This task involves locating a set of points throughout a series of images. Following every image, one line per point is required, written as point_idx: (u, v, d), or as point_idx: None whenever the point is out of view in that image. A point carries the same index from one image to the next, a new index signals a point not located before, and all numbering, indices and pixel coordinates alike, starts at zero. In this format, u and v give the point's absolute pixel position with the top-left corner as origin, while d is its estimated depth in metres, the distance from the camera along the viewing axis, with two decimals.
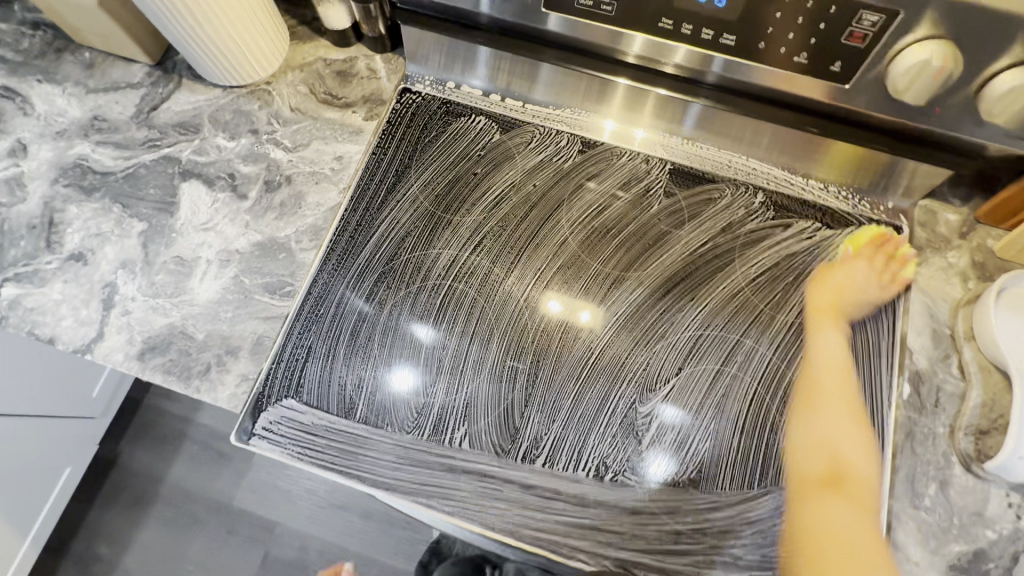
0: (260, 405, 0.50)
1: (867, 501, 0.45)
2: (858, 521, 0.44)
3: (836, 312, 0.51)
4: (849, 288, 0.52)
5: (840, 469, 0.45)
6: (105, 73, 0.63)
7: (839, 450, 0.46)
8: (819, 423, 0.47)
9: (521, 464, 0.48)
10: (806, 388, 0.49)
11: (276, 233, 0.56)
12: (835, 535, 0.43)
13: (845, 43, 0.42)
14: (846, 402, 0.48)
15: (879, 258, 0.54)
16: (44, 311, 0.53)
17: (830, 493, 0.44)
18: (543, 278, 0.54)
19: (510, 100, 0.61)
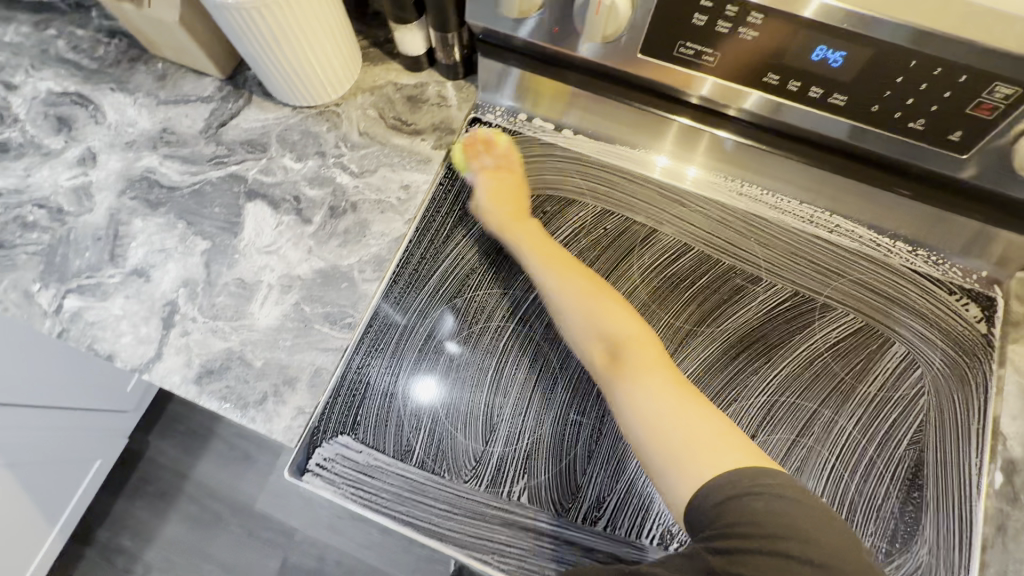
0: (315, 441, 0.49)
1: (653, 356, 0.48)
2: (656, 383, 0.46)
3: (515, 217, 0.54)
4: (512, 187, 0.56)
5: (615, 349, 0.49)
6: (176, 85, 0.62)
7: (608, 334, 0.49)
8: (580, 316, 0.50)
9: (583, 526, 0.46)
10: (560, 290, 0.51)
11: (339, 261, 0.55)
12: (663, 412, 0.44)
13: (971, 113, 0.39)
14: (581, 288, 0.51)
15: (489, 157, 0.58)
16: (105, 326, 0.53)
17: (623, 371, 0.47)
18: None
19: (583, 136, 0.59)
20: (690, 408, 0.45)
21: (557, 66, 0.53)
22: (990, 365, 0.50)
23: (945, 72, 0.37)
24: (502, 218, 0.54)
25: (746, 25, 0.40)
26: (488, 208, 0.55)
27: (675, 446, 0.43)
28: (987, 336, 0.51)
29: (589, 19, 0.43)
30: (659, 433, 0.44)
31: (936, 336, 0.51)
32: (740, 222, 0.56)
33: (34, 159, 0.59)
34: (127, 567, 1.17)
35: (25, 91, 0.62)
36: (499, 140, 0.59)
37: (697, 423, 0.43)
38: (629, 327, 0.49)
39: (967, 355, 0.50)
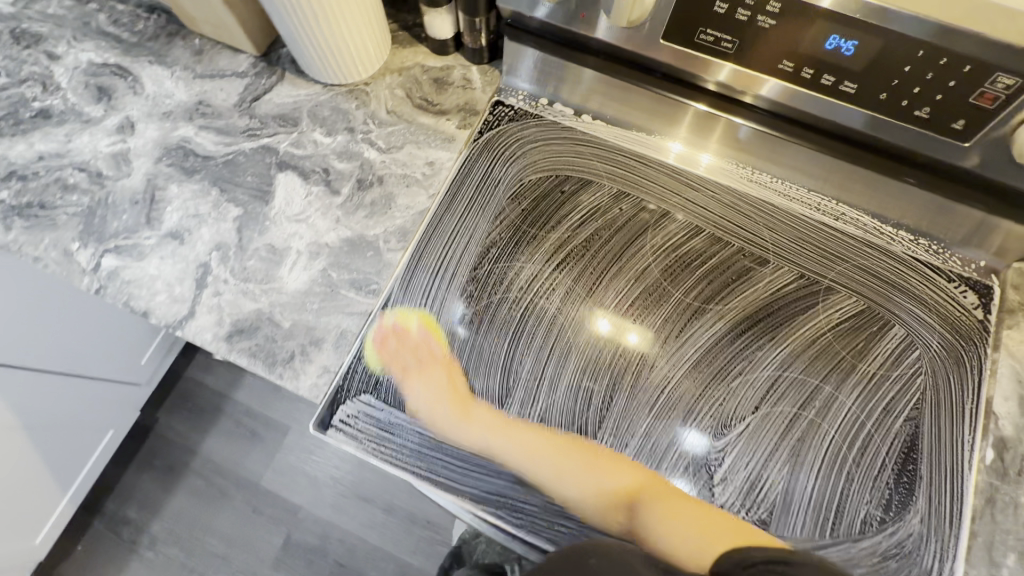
0: (339, 398, 0.51)
1: (629, 472, 0.48)
2: (658, 500, 0.48)
3: (464, 410, 0.50)
4: (444, 382, 0.51)
5: (619, 494, 0.48)
6: (212, 60, 0.65)
7: (602, 485, 0.48)
8: (570, 474, 0.48)
9: (593, 486, 0.49)
10: (546, 471, 0.48)
11: (365, 231, 0.57)
12: (683, 520, 0.46)
13: (975, 102, 0.42)
14: (546, 434, 0.50)
15: (404, 353, 0.52)
16: (141, 285, 0.55)
17: (637, 503, 0.47)
18: (596, 309, 0.55)
19: (601, 122, 0.62)
20: (697, 511, 0.47)
21: (584, 53, 0.57)
22: (985, 349, 0.52)
23: (949, 61, 0.40)
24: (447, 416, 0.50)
25: (764, 14, 0.42)
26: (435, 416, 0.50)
27: (695, 537, 0.45)
28: (983, 322, 0.53)
29: (616, 1, 0.45)
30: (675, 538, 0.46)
31: (934, 320, 0.54)
32: (751, 207, 0.59)
33: (75, 126, 0.62)
34: (134, 537, 1.20)
35: (68, 61, 0.65)
36: (406, 324, 0.53)
37: (706, 519, 0.47)
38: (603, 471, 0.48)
39: (964, 339, 0.53)
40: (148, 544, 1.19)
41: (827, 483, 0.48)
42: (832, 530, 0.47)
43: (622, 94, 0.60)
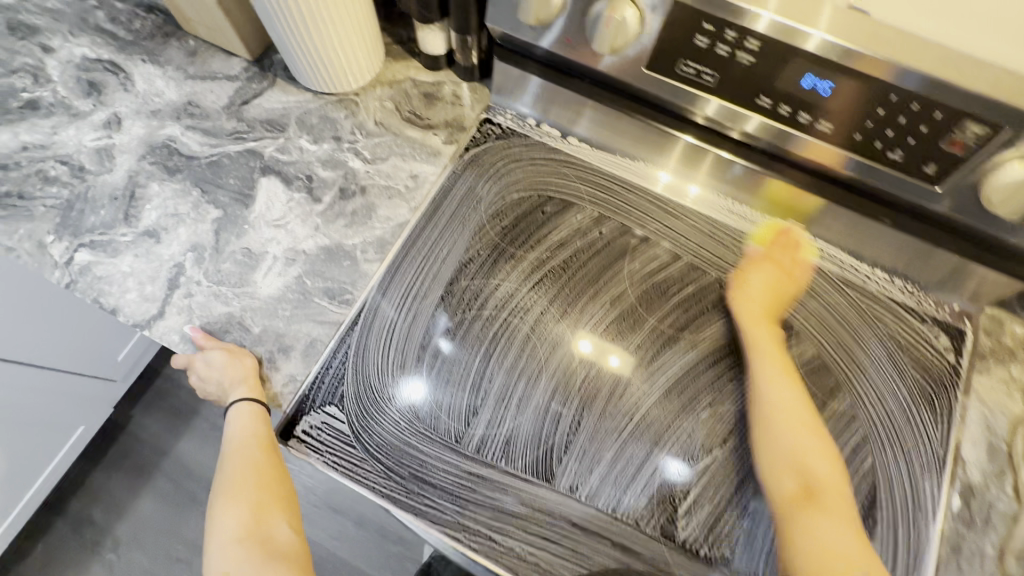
0: (302, 409, 0.50)
1: (843, 502, 0.48)
2: (841, 527, 0.46)
3: (772, 320, 0.53)
4: (773, 276, 0.55)
5: (810, 482, 0.47)
6: (205, 62, 0.65)
7: (805, 465, 0.48)
8: (784, 439, 0.48)
9: (555, 514, 0.48)
10: (766, 412, 0.50)
11: (343, 240, 0.57)
12: (807, 456, 0.48)
13: (945, 148, 0.42)
14: (802, 424, 0.49)
15: (784, 252, 0.57)
16: (112, 281, 0.54)
17: (812, 509, 0.46)
18: (579, 329, 0.54)
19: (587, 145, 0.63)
20: (835, 469, 0.49)
21: (571, 78, 0.57)
22: (956, 393, 0.52)
23: (921, 107, 0.40)
24: (776, 374, 0.51)
25: (743, 49, 0.43)
26: (764, 380, 0.50)
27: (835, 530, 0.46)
28: (954, 365, 0.54)
29: (598, 31, 0.46)
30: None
31: (906, 361, 0.54)
32: (731, 239, 0.59)
33: (62, 118, 0.62)
34: (97, 538, 1.17)
35: (61, 54, 0.65)
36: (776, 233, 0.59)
37: (823, 459, 0.49)
38: (840, 489, 0.48)
39: (935, 381, 0.53)
40: (110, 547, 1.16)
41: None
42: None
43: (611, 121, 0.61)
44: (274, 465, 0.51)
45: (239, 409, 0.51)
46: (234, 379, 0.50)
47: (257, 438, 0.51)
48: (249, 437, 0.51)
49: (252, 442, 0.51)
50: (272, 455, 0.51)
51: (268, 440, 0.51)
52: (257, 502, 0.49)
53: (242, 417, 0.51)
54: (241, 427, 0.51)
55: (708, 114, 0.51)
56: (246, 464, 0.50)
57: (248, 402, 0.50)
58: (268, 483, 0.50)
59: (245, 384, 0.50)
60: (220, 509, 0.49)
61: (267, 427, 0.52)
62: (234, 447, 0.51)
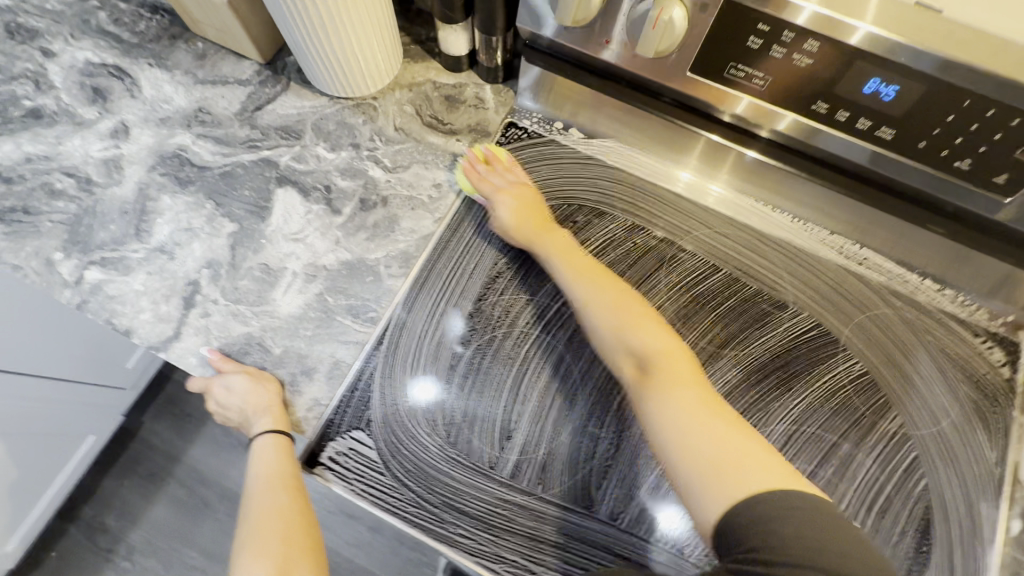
0: (328, 434, 0.48)
1: (684, 368, 0.47)
2: (685, 395, 0.45)
3: (546, 227, 0.54)
4: (530, 194, 0.55)
5: (639, 358, 0.48)
6: (215, 66, 0.62)
7: (632, 344, 0.48)
8: (599, 309, 0.50)
9: (598, 544, 0.46)
10: (580, 280, 0.51)
11: (365, 254, 0.54)
12: (628, 324, 0.49)
13: (1019, 157, 0.39)
14: (614, 289, 0.51)
15: (494, 175, 0.56)
16: (125, 301, 0.52)
17: (648, 382, 0.46)
18: None
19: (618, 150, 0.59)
20: (653, 327, 0.49)
21: (583, 70, 0.55)
22: (1013, 411, 0.50)
23: (998, 114, 0.38)
24: (583, 284, 0.51)
25: (801, 52, 0.40)
26: (570, 281, 0.51)
27: (695, 410, 0.44)
28: (1010, 381, 0.51)
29: (644, 33, 0.43)
30: (682, 463, 0.42)
31: (959, 377, 0.51)
32: (772, 247, 0.56)
33: (67, 127, 0.59)
34: (111, 546, 1.15)
35: (63, 59, 0.62)
36: (497, 155, 0.57)
37: (654, 336, 0.49)
38: (675, 358, 0.48)
39: (990, 397, 0.50)
40: (123, 555, 1.15)
41: None
42: None
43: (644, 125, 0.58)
44: (298, 508, 0.51)
45: (259, 449, 0.51)
46: (258, 407, 0.48)
47: (282, 479, 0.51)
48: (274, 478, 0.51)
49: (278, 484, 0.51)
50: (293, 497, 0.51)
51: (292, 480, 0.51)
52: (281, 551, 0.48)
53: (267, 454, 0.51)
54: (266, 465, 0.51)
55: (738, 113, 0.48)
56: (272, 509, 0.50)
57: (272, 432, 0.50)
58: (292, 529, 0.49)
59: (270, 413, 0.48)
60: (244, 567, 0.48)
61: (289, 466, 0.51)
62: (259, 491, 0.51)
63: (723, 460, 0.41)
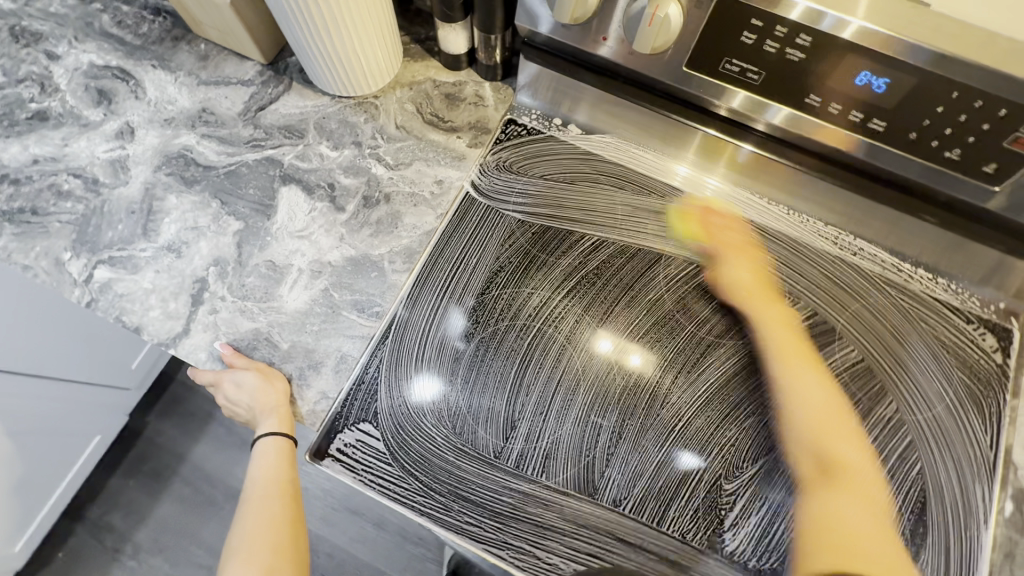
0: (335, 427, 0.49)
1: (869, 470, 0.48)
2: (854, 501, 0.46)
3: (765, 295, 0.53)
4: (738, 263, 0.54)
5: (825, 460, 0.48)
6: (217, 67, 0.63)
7: (824, 446, 0.48)
8: (808, 391, 0.50)
9: (601, 530, 0.47)
10: (789, 357, 0.51)
11: (369, 250, 0.55)
12: (812, 401, 0.49)
13: (1007, 147, 0.40)
14: (818, 366, 0.51)
15: (717, 227, 0.57)
16: (133, 299, 0.53)
17: (829, 483, 0.47)
18: (597, 330, 0.53)
19: (615, 144, 0.60)
20: (851, 427, 0.49)
21: (574, 62, 0.57)
22: (1004, 395, 0.51)
23: (985, 105, 0.39)
24: (787, 367, 0.50)
25: (793, 46, 0.41)
26: (771, 358, 0.51)
27: (854, 517, 0.45)
28: (1002, 366, 0.52)
29: (640, 31, 0.44)
30: (818, 546, 0.44)
31: (952, 363, 0.52)
32: (768, 239, 0.57)
33: (73, 129, 0.60)
34: (117, 545, 1.16)
35: (68, 61, 0.63)
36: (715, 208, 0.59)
37: (830, 405, 0.50)
38: (869, 460, 0.49)
39: (982, 383, 0.52)
40: (130, 554, 1.16)
41: None
42: None
43: (641, 119, 0.59)
44: (290, 518, 0.51)
45: (261, 455, 0.52)
46: (266, 406, 0.49)
47: (280, 485, 0.52)
48: (272, 483, 0.52)
49: (274, 490, 0.52)
50: (288, 505, 0.52)
51: (289, 487, 0.52)
52: (268, 560, 0.49)
53: (267, 458, 0.52)
54: (265, 470, 0.52)
55: (732, 107, 0.49)
56: (264, 514, 0.51)
57: (276, 436, 0.51)
58: (282, 539, 0.50)
59: (277, 413, 0.49)
60: (232, 571, 0.49)
61: (290, 472, 0.52)
62: (255, 494, 0.52)
63: (838, 546, 0.44)
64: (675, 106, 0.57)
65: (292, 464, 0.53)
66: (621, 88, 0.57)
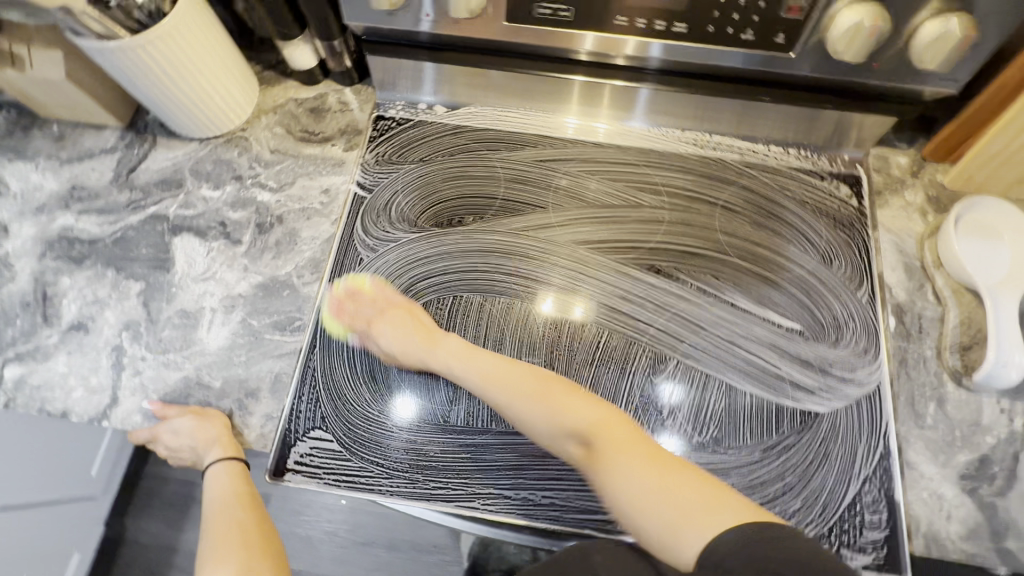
0: (288, 441, 0.50)
1: (623, 433, 0.44)
2: (637, 463, 0.42)
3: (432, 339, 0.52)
4: (409, 320, 0.53)
5: (591, 440, 0.45)
6: (76, 143, 0.63)
7: (577, 428, 0.46)
8: (485, 381, 0.49)
9: (558, 455, 0.50)
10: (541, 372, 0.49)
11: (276, 271, 0.57)
12: (546, 409, 0.47)
13: (785, 16, 0.47)
14: (506, 362, 0.50)
15: (363, 306, 0.54)
16: (52, 386, 0.52)
17: (601, 460, 0.43)
18: (540, 291, 0.56)
19: (496, 114, 0.64)
20: (584, 409, 0.46)
21: (408, 46, 0.58)
22: (867, 231, 0.58)
23: None
24: (495, 379, 0.49)
25: None
26: (483, 386, 0.49)
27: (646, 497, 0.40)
28: (859, 208, 0.59)
29: None
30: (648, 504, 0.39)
31: (819, 218, 0.59)
32: (639, 156, 0.62)
33: None
34: None
35: None
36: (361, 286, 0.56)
37: (525, 387, 0.48)
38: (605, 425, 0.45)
39: (845, 226, 0.58)
40: None
41: (766, 388, 0.52)
42: (778, 428, 0.51)
43: (513, 83, 0.61)
44: (256, 520, 0.54)
45: (216, 477, 0.55)
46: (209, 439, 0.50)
47: (238, 498, 0.55)
48: (230, 499, 0.55)
49: (232, 504, 0.54)
50: (250, 511, 0.54)
51: (247, 497, 0.55)
52: (243, 558, 0.50)
53: (220, 480, 0.55)
54: (221, 491, 0.55)
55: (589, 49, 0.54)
56: (229, 522, 0.53)
57: (226, 462, 0.53)
58: (254, 536, 0.52)
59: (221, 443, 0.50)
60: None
61: (246, 485, 0.56)
62: (212, 517, 0.53)
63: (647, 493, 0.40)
64: (537, 62, 0.58)
65: (247, 480, 0.56)
66: (484, 59, 0.58)
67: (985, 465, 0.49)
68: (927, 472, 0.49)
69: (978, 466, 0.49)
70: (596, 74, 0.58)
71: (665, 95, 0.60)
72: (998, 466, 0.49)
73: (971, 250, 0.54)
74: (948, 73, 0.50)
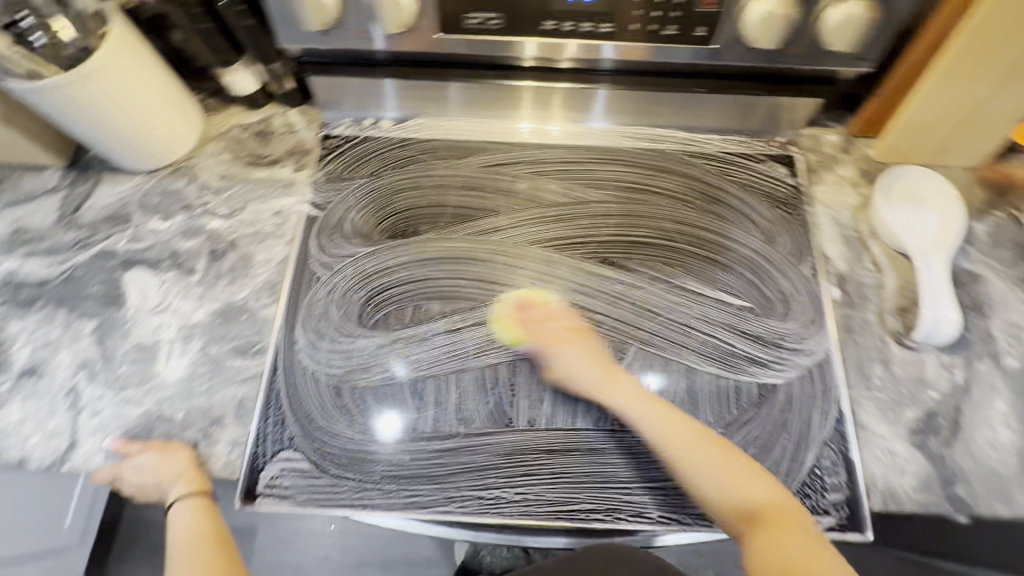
0: (257, 465, 0.50)
1: (787, 508, 0.44)
2: (799, 541, 0.41)
3: (613, 376, 0.51)
4: (590, 349, 0.53)
5: (751, 509, 0.44)
6: (16, 186, 0.62)
7: (740, 491, 0.44)
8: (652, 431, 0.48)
9: (528, 451, 0.51)
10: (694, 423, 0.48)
11: (232, 297, 0.57)
12: (704, 460, 0.46)
13: (701, 10, 0.49)
14: (660, 408, 0.49)
15: (545, 323, 0.54)
16: (7, 434, 0.51)
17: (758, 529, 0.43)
18: (511, 293, 0.57)
19: (445, 124, 0.65)
20: (737, 468, 0.46)
21: (367, 65, 0.60)
22: (805, 207, 0.61)
23: None
24: (669, 430, 0.48)
25: None
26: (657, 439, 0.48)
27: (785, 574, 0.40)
28: (796, 186, 0.62)
29: (380, 13, 0.50)
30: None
31: (760, 199, 0.61)
32: (585, 154, 0.64)
33: None
34: None
35: None
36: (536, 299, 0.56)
37: (690, 439, 0.47)
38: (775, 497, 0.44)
39: (785, 204, 0.61)
40: None
41: (723, 366, 0.54)
42: (736, 403, 0.53)
43: (473, 94, 0.63)
44: (223, 560, 0.48)
45: (179, 514, 0.50)
46: (171, 477, 0.49)
47: (202, 536, 0.49)
48: (194, 538, 0.49)
49: (198, 543, 0.49)
50: (218, 548, 0.49)
51: (214, 534, 0.50)
52: None
53: (184, 518, 0.50)
54: (184, 530, 0.49)
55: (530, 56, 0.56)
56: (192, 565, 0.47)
57: (189, 497, 0.49)
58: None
59: (183, 480, 0.49)
60: None
61: (213, 521, 0.50)
62: (176, 557, 0.49)
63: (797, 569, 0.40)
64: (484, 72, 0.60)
65: (216, 514, 0.51)
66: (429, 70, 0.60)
67: (931, 418, 0.52)
68: (879, 430, 0.52)
69: (925, 420, 0.52)
70: (542, 79, 0.61)
71: (620, 96, 0.62)
72: (943, 418, 0.52)
73: (900, 215, 0.58)
74: (859, 53, 0.53)
